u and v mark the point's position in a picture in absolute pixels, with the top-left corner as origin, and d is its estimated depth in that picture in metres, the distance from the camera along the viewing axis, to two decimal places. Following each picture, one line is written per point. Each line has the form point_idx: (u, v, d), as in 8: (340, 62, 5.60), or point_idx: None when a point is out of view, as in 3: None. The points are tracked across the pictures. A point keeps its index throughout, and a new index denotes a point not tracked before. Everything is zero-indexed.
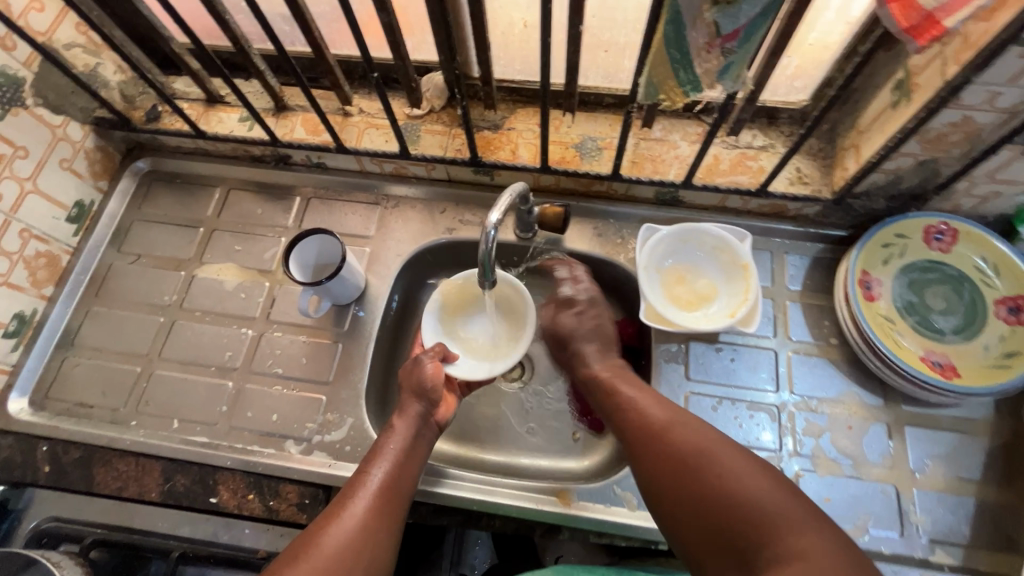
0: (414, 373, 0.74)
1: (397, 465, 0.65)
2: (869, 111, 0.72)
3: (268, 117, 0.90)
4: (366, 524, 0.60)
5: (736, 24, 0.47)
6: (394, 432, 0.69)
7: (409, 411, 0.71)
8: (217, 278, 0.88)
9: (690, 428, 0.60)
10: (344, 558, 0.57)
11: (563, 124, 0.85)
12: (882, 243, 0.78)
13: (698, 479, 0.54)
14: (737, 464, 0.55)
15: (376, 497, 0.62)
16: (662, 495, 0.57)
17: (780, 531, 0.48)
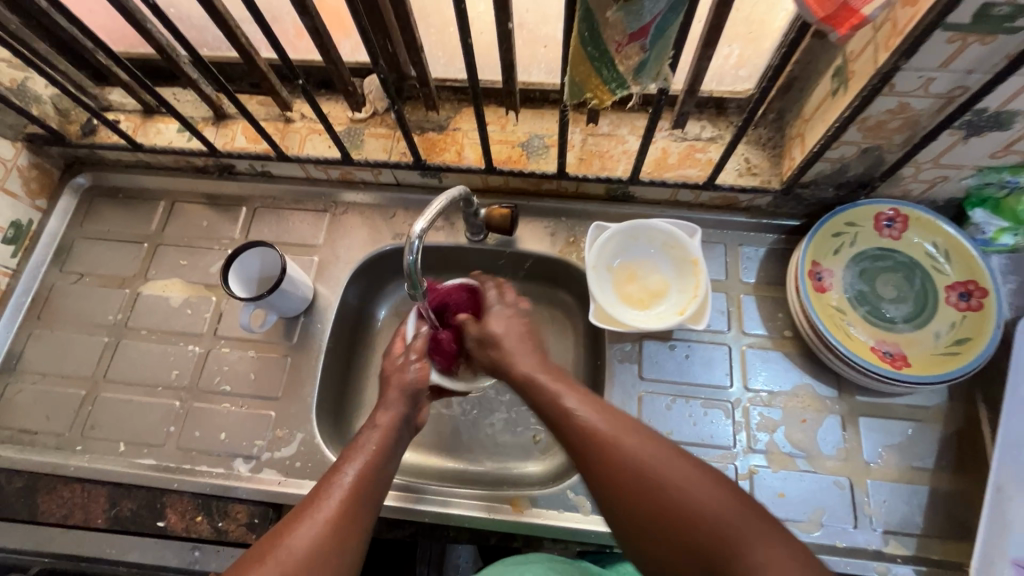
0: (401, 374, 0.69)
1: (375, 463, 0.60)
2: (812, 99, 0.70)
3: (207, 127, 0.88)
4: (339, 526, 0.53)
5: (642, 21, 0.45)
6: (373, 430, 0.63)
7: (393, 407, 0.66)
8: (163, 294, 0.86)
9: (635, 437, 0.55)
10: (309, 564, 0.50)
11: (508, 123, 0.83)
12: (832, 232, 0.76)
13: (659, 497, 0.51)
14: (687, 475, 0.51)
15: (351, 494, 0.56)
16: (615, 511, 0.53)
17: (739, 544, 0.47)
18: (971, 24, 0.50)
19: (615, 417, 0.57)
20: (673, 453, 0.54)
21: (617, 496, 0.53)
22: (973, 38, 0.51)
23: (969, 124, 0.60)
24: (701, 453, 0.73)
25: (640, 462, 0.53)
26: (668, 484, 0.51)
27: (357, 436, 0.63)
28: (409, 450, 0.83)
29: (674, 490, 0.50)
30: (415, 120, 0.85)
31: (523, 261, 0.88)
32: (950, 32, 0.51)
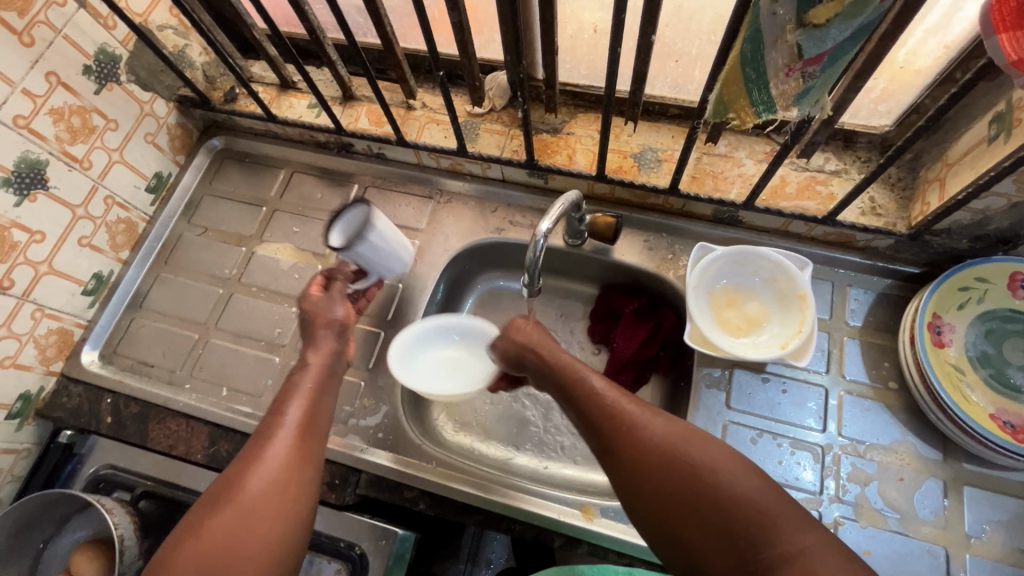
0: (326, 313, 0.73)
1: (313, 400, 0.63)
2: (960, 144, 0.66)
3: (335, 106, 0.93)
4: (294, 464, 0.56)
5: (821, 48, 0.45)
6: (306, 371, 0.66)
7: (324, 347, 0.70)
8: (274, 256, 0.92)
9: (657, 418, 0.56)
10: (270, 497, 0.53)
11: (623, 133, 0.83)
12: (959, 286, 0.72)
13: (696, 480, 0.51)
14: (723, 459, 0.52)
15: (296, 432, 0.59)
16: (657, 516, 0.53)
17: (774, 526, 0.48)
18: None
19: (640, 403, 0.58)
20: (687, 424, 0.56)
21: (648, 476, 0.53)
22: None
23: None
24: None
25: (672, 443, 0.54)
26: (701, 463, 0.52)
27: (290, 377, 0.66)
28: (476, 437, 0.86)
29: (711, 469, 0.51)
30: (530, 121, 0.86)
31: (617, 271, 0.88)
32: None
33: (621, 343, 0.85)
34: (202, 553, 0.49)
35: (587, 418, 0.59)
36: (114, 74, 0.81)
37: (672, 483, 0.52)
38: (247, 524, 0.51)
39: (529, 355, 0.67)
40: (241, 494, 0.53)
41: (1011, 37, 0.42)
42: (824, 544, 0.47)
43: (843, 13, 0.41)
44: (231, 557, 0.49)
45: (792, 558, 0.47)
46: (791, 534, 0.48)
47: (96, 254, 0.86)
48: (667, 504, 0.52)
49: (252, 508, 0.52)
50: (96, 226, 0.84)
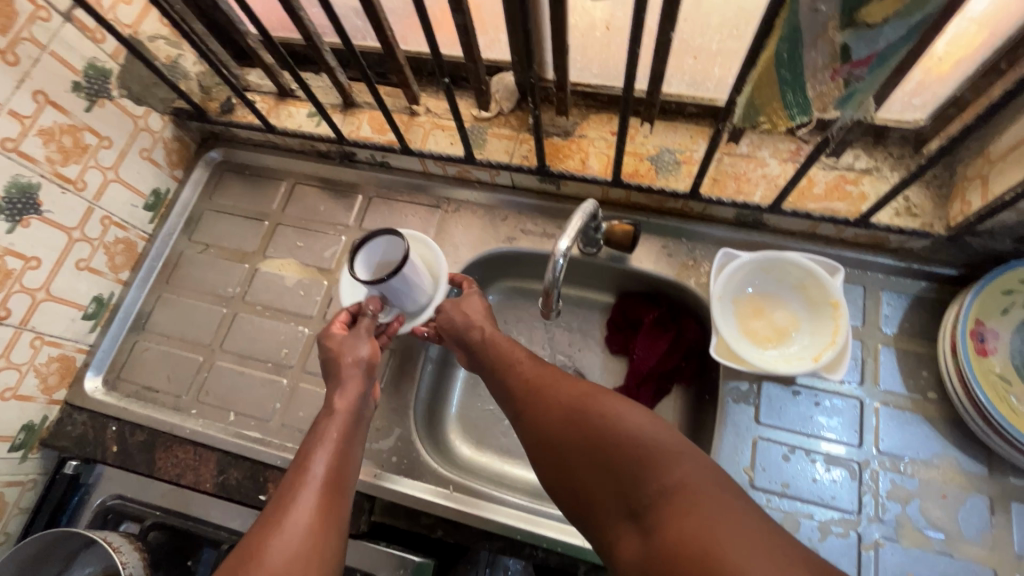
0: (349, 346, 0.70)
1: (340, 451, 0.61)
2: (1006, 139, 0.62)
3: (335, 113, 0.89)
4: (319, 521, 0.54)
5: (873, 49, 0.41)
6: (332, 420, 0.64)
7: (350, 391, 0.66)
8: (279, 273, 0.89)
9: (568, 381, 0.61)
10: (295, 562, 0.50)
11: (638, 134, 0.79)
12: (1003, 290, 0.68)
13: (591, 425, 0.55)
14: (621, 406, 0.55)
15: (324, 485, 0.57)
16: (561, 466, 0.56)
17: (657, 461, 0.50)
18: None
19: (554, 371, 0.63)
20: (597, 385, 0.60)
21: (554, 432, 0.57)
22: None
23: None
24: (819, 514, 0.67)
25: (577, 399, 0.58)
26: (601, 412, 0.55)
27: (315, 424, 0.64)
28: (495, 456, 0.83)
29: (602, 414, 0.55)
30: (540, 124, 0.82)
31: (635, 279, 0.84)
32: None
33: (642, 354, 0.81)
34: None
35: (508, 388, 0.65)
36: (105, 89, 0.78)
37: (573, 434, 0.55)
38: None
39: (459, 332, 0.72)
40: (262, 553, 0.50)
41: None
42: (701, 472, 0.49)
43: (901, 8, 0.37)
44: None
45: (672, 491, 0.47)
46: (673, 465, 0.49)
47: (95, 277, 0.83)
48: (570, 456, 0.55)
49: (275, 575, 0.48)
50: (94, 248, 0.81)
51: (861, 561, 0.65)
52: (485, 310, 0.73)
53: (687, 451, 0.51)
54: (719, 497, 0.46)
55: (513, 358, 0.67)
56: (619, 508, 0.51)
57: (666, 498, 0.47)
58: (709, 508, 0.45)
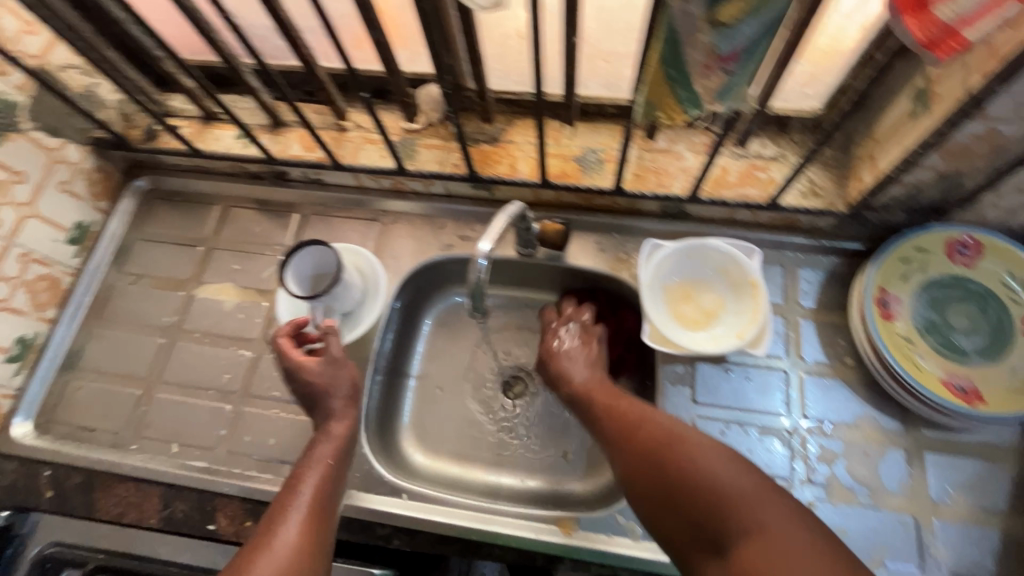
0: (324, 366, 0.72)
1: (327, 481, 0.65)
2: (886, 120, 0.67)
3: (263, 134, 0.89)
4: (300, 549, 0.58)
5: (734, 45, 0.44)
6: (322, 444, 0.69)
7: (342, 416, 0.72)
8: (217, 298, 0.87)
9: (659, 418, 0.65)
10: None
11: (562, 136, 0.82)
12: (901, 259, 0.74)
13: (676, 466, 0.59)
14: (707, 450, 0.60)
15: (309, 514, 0.61)
16: (646, 500, 0.61)
17: (740, 510, 0.55)
18: None
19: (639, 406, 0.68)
20: (685, 425, 0.64)
21: (642, 469, 0.62)
22: None
23: None
24: None
25: (669, 436, 0.62)
26: (686, 453, 0.60)
27: (311, 448, 0.68)
28: (449, 461, 0.84)
29: (686, 458, 0.60)
30: (468, 132, 0.84)
31: (573, 276, 0.87)
32: None
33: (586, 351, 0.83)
34: None
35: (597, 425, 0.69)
36: (13, 124, 0.75)
37: (662, 469, 0.60)
38: None
39: (561, 383, 0.75)
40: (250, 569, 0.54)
41: (918, 19, 0.43)
42: (782, 519, 0.54)
43: (751, 9, 0.41)
44: None
45: (752, 534, 0.53)
46: (757, 515, 0.54)
47: (17, 317, 0.80)
48: (655, 493, 0.60)
49: None
50: (13, 287, 0.78)
51: None
52: (592, 359, 0.77)
53: (771, 496, 0.56)
54: (807, 541, 0.52)
55: (596, 396, 0.71)
56: (705, 548, 0.55)
57: (745, 546, 0.52)
58: (785, 559, 0.50)
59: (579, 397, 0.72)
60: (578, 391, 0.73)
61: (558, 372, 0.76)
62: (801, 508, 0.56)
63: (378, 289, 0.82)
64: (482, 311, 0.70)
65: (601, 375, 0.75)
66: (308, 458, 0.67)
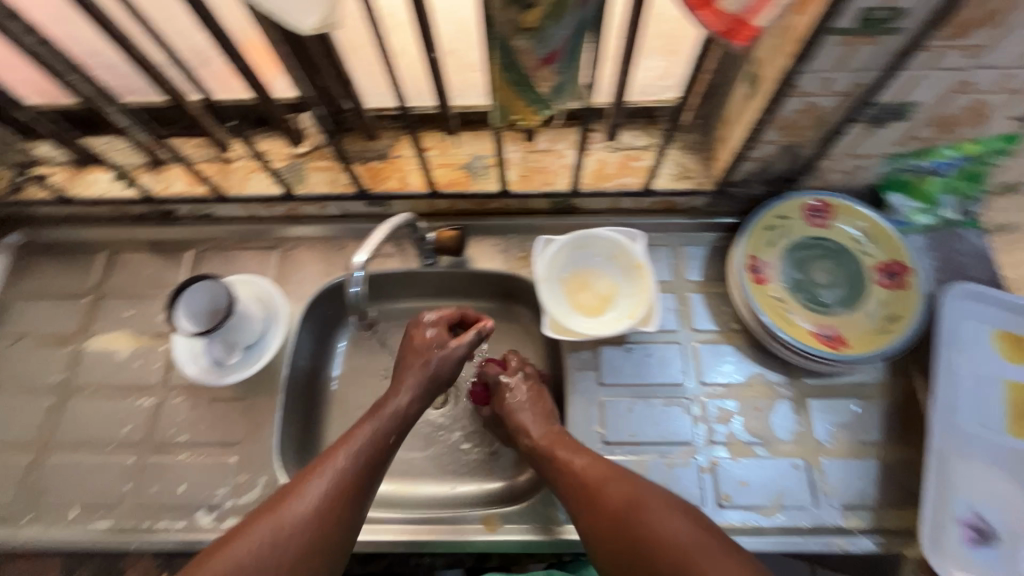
0: (418, 350, 0.73)
1: (380, 435, 0.65)
2: (731, 104, 0.74)
3: (143, 173, 0.86)
4: (330, 500, 0.59)
5: (550, 46, 0.47)
6: (392, 401, 0.68)
7: (411, 380, 0.70)
8: (109, 348, 0.83)
9: (617, 475, 0.65)
10: (304, 526, 0.57)
11: (448, 146, 0.84)
12: (765, 227, 0.81)
13: (634, 525, 0.59)
14: (664, 509, 0.60)
15: (352, 465, 0.62)
16: (602, 556, 0.61)
17: (692, 561, 0.55)
18: (857, 27, 0.54)
19: (598, 462, 0.67)
20: (642, 481, 0.64)
21: (601, 526, 0.61)
22: (863, 41, 0.55)
23: (872, 117, 0.66)
24: (664, 451, 0.75)
25: (625, 496, 0.62)
26: (643, 513, 0.60)
27: (381, 398, 0.69)
28: None
29: (642, 519, 0.60)
30: (355, 151, 0.85)
31: (478, 280, 0.88)
32: (840, 36, 0.55)
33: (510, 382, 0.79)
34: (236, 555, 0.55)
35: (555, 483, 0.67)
36: None
37: (615, 528, 0.60)
38: (275, 544, 0.56)
39: (520, 436, 0.72)
40: (281, 509, 0.58)
41: (711, 12, 0.47)
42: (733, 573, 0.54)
43: (550, 14, 0.44)
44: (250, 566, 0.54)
45: None
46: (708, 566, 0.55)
47: None
48: (612, 553, 0.60)
49: (285, 531, 0.57)
50: None
51: (703, 482, 0.73)
52: (546, 412, 0.74)
53: (713, 543, 0.57)
54: None
55: (558, 454, 0.68)
56: None
57: None
58: None
59: (538, 453, 0.70)
60: (538, 448, 0.70)
61: (516, 426, 0.73)
62: (746, 559, 0.56)
63: (279, 312, 0.82)
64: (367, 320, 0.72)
65: (557, 427, 0.72)
66: (365, 419, 0.66)
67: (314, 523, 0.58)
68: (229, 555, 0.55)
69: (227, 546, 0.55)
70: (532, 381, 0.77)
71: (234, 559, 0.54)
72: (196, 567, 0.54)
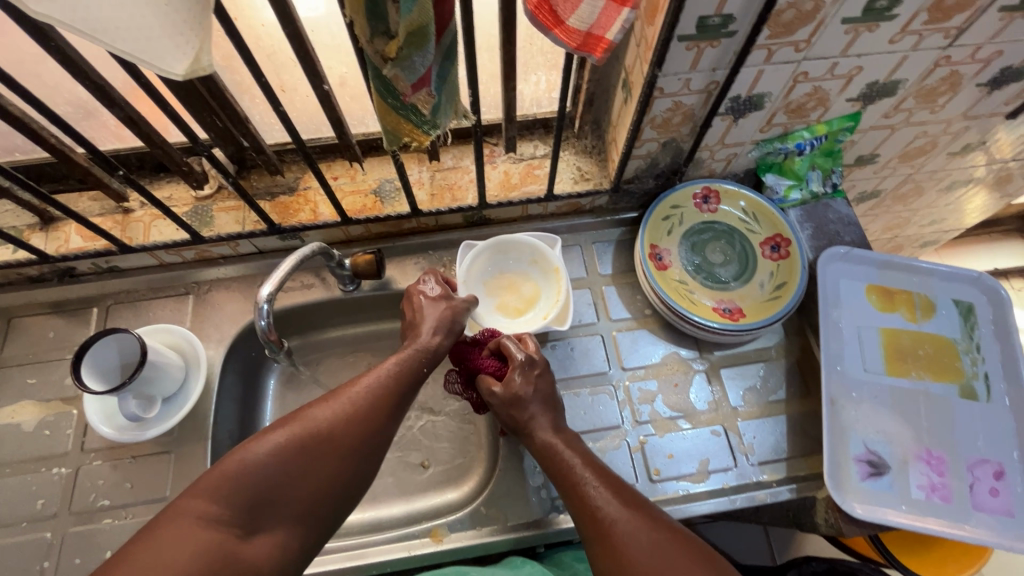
0: (438, 311, 0.71)
1: (400, 381, 0.62)
2: (613, 109, 0.81)
3: (36, 234, 0.82)
4: (343, 429, 0.56)
5: (418, 73, 0.49)
6: (408, 352, 0.65)
7: (428, 338, 0.68)
8: (12, 420, 0.78)
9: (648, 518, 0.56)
10: (314, 449, 0.54)
11: (357, 173, 0.86)
12: (662, 217, 0.88)
13: None
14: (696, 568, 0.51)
15: (371, 399, 0.59)
16: None
17: None
18: (697, 33, 0.61)
19: (628, 501, 0.58)
20: (680, 533, 0.55)
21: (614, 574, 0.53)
22: (706, 45, 0.63)
23: (732, 109, 0.74)
24: (596, 437, 0.79)
25: (652, 546, 0.53)
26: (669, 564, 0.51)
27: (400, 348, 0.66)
28: None
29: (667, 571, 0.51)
30: (262, 187, 0.85)
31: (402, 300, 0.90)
32: (685, 42, 0.62)
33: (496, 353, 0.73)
34: (237, 477, 0.50)
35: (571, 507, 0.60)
36: None
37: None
38: (280, 466, 0.52)
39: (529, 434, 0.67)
40: (291, 428, 0.54)
41: (563, 31, 0.52)
42: None
43: (409, 44, 0.46)
44: (250, 485, 0.50)
45: None
46: None
47: None
48: None
49: (294, 448, 0.53)
50: None
51: (634, 461, 0.78)
52: (551, 402, 0.70)
53: None
54: None
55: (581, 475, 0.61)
56: None
57: None
58: None
59: (556, 468, 0.63)
60: (555, 456, 0.64)
61: (527, 423, 0.67)
62: None
63: (198, 358, 0.80)
64: (281, 349, 0.71)
65: (568, 431, 0.68)
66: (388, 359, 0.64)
67: (339, 431, 0.55)
68: (248, 455, 0.52)
69: (247, 446, 0.53)
70: (537, 370, 0.71)
71: (251, 458, 0.51)
72: (214, 468, 0.51)
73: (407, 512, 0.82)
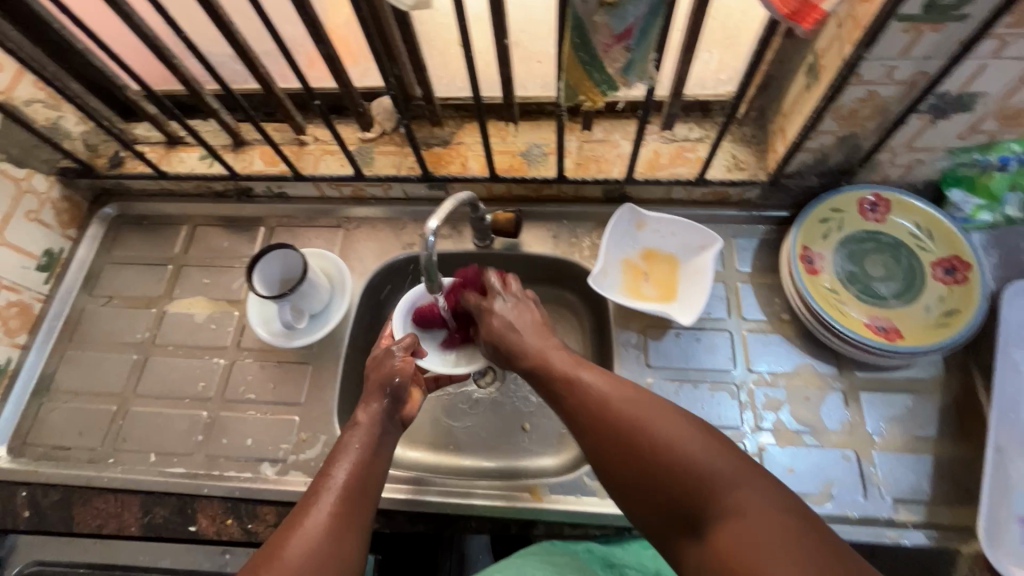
0: (383, 365, 0.72)
1: (362, 461, 0.63)
2: (789, 95, 0.76)
3: (227, 153, 0.93)
4: (329, 535, 0.55)
5: (626, 23, 0.51)
6: (358, 430, 0.66)
7: (372, 406, 0.68)
8: (188, 311, 0.90)
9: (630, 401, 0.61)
10: (313, 564, 0.53)
11: (508, 134, 0.89)
12: (820, 219, 0.82)
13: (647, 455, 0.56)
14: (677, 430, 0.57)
15: (341, 495, 0.59)
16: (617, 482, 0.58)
17: (718, 486, 0.52)
18: (922, 14, 0.56)
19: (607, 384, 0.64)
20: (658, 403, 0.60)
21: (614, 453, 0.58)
22: (927, 28, 0.57)
23: (934, 108, 0.66)
24: None
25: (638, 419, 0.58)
26: (654, 433, 0.57)
27: (342, 437, 0.66)
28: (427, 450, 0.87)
29: (652, 444, 0.56)
30: (421, 137, 0.90)
31: (528, 264, 0.92)
32: (904, 23, 0.57)
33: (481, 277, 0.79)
34: None
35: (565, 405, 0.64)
36: None
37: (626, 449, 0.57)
38: None
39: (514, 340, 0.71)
40: (281, 552, 0.53)
41: None
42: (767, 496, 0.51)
43: None
44: None
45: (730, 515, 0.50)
46: (732, 493, 0.52)
47: None
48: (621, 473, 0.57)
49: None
50: None
51: None
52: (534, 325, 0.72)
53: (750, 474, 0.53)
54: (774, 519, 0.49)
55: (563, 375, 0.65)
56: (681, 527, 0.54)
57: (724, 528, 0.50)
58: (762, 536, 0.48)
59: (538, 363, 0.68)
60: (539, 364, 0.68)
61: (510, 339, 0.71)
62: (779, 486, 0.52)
63: (344, 284, 0.88)
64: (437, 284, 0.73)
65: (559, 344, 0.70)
66: (334, 462, 0.63)
67: (325, 543, 0.54)
68: None
69: None
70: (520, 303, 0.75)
71: None
72: None
73: (504, 467, 0.85)
